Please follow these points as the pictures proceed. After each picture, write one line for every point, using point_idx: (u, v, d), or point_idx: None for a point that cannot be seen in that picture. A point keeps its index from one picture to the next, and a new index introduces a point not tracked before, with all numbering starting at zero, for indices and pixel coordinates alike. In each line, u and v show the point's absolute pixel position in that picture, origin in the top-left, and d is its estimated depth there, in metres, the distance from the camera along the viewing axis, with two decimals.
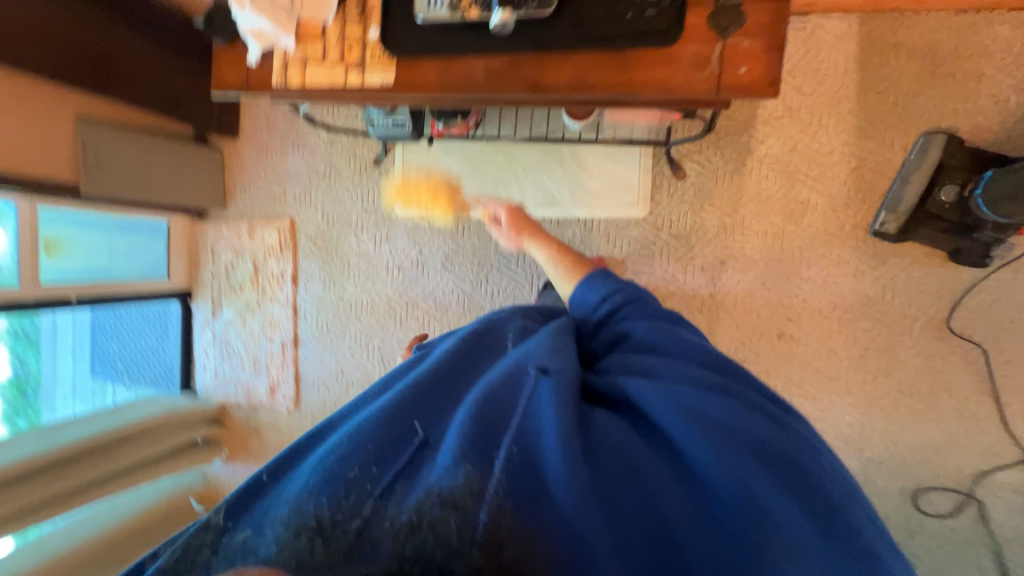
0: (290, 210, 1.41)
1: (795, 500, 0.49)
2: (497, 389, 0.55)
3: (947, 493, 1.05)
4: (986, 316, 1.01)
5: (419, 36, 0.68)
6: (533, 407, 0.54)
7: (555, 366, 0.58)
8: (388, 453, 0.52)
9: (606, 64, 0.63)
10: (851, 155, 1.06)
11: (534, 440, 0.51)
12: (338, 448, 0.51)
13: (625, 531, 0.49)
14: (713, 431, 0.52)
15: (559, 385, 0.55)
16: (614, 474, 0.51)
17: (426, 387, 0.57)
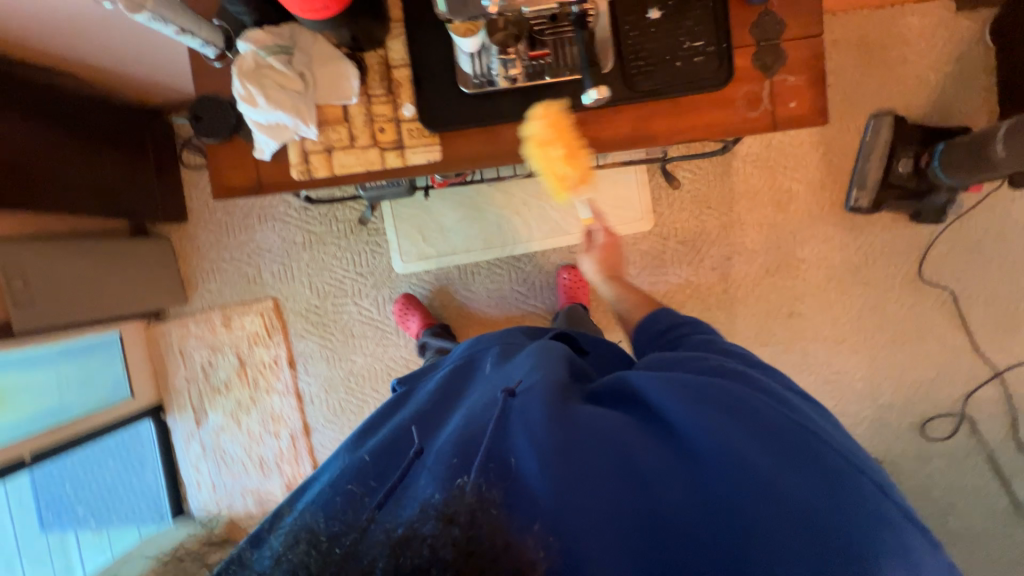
0: (269, 290, 1.26)
1: (782, 460, 0.46)
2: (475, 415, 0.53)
3: (946, 418, 1.22)
4: (946, 262, 1.18)
5: (465, 108, 0.63)
6: (509, 421, 0.51)
7: (533, 377, 0.56)
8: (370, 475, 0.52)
9: (663, 113, 0.63)
10: (818, 143, 1.18)
11: (513, 444, 0.48)
12: (325, 487, 0.52)
13: (615, 517, 0.44)
14: (690, 398, 0.50)
15: (533, 386, 0.54)
16: (608, 459, 0.46)
17: (414, 418, 0.60)
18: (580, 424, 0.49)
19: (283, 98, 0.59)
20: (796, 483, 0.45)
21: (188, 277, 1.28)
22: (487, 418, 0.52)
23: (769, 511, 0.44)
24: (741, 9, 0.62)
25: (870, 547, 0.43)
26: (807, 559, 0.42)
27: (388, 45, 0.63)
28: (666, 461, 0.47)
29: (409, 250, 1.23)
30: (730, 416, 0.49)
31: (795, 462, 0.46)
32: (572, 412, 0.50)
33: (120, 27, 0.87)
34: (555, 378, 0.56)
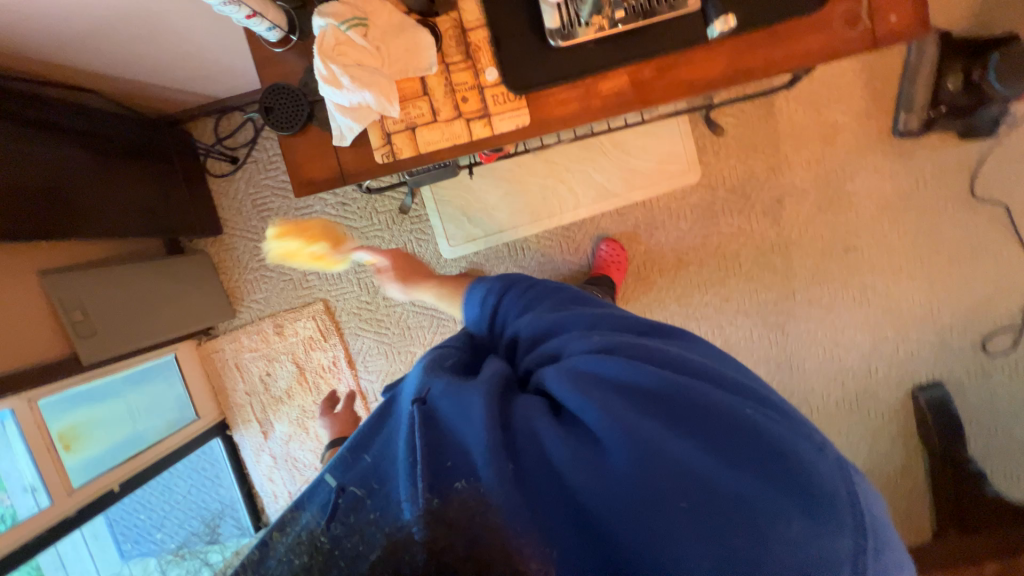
0: (317, 292, 1.24)
1: (691, 437, 0.45)
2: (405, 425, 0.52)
3: (1006, 332, 1.23)
4: (998, 177, 1.17)
5: (552, 64, 0.60)
6: (448, 429, 0.50)
7: (442, 383, 0.55)
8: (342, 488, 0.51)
9: (758, 45, 0.60)
10: (860, 71, 1.15)
11: (465, 451, 0.48)
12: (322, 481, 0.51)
13: (545, 514, 0.45)
14: (599, 393, 0.48)
15: (448, 394, 0.53)
16: (527, 461, 0.47)
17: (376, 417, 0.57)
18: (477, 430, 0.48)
19: (365, 74, 0.56)
20: (699, 462, 0.43)
21: (232, 290, 1.25)
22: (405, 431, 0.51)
23: (679, 489, 0.43)
24: None
25: (789, 513, 0.42)
26: (727, 541, 0.41)
27: (462, 6, 0.60)
28: (566, 456, 0.46)
29: (455, 233, 1.20)
30: (634, 401, 0.48)
31: (700, 435, 0.45)
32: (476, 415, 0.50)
33: (135, 30, 0.82)
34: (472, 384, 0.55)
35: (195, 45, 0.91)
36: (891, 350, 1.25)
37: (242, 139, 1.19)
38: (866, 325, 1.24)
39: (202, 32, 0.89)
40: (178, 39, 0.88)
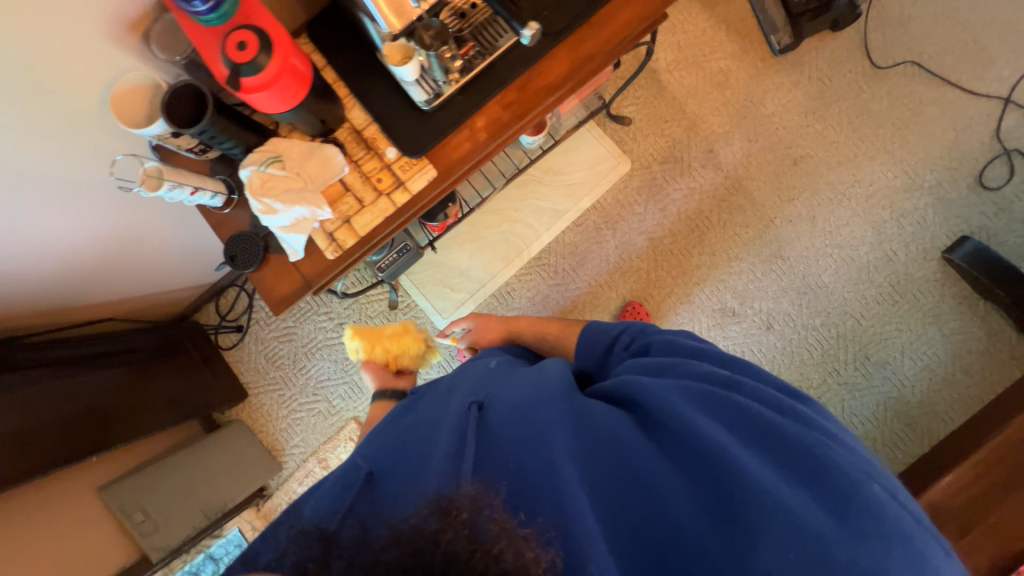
0: (346, 413, 1.29)
1: (803, 481, 0.44)
2: (455, 430, 0.50)
3: (996, 162, 1.20)
4: (890, 43, 1.24)
5: (433, 124, 0.71)
6: (502, 438, 0.49)
7: (517, 397, 0.54)
8: (351, 475, 0.50)
9: (586, 35, 0.71)
10: (717, 23, 1.28)
11: (518, 464, 0.46)
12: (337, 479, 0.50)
13: (618, 527, 0.44)
14: (722, 429, 0.48)
15: (503, 405, 0.53)
16: (612, 473, 0.47)
17: (411, 431, 0.55)
18: (539, 437, 0.48)
19: (292, 195, 0.67)
20: (811, 508, 0.43)
21: (272, 444, 1.30)
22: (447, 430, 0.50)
23: (781, 525, 0.42)
24: None
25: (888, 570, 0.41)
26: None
27: (349, 116, 0.73)
28: (636, 471, 0.47)
29: (444, 305, 1.26)
30: (720, 411, 0.50)
31: (816, 487, 0.44)
32: (552, 424, 0.49)
33: (130, 253, 0.99)
34: (544, 388, 0.55)
35: (182, 248, 1.10)
36: (896, 229, 1.21)
37: (241, 308, 1.33)
38: (857, 218, 1.22)
39: (185, 237, 1.08)
40: (172, 249, 1.07)
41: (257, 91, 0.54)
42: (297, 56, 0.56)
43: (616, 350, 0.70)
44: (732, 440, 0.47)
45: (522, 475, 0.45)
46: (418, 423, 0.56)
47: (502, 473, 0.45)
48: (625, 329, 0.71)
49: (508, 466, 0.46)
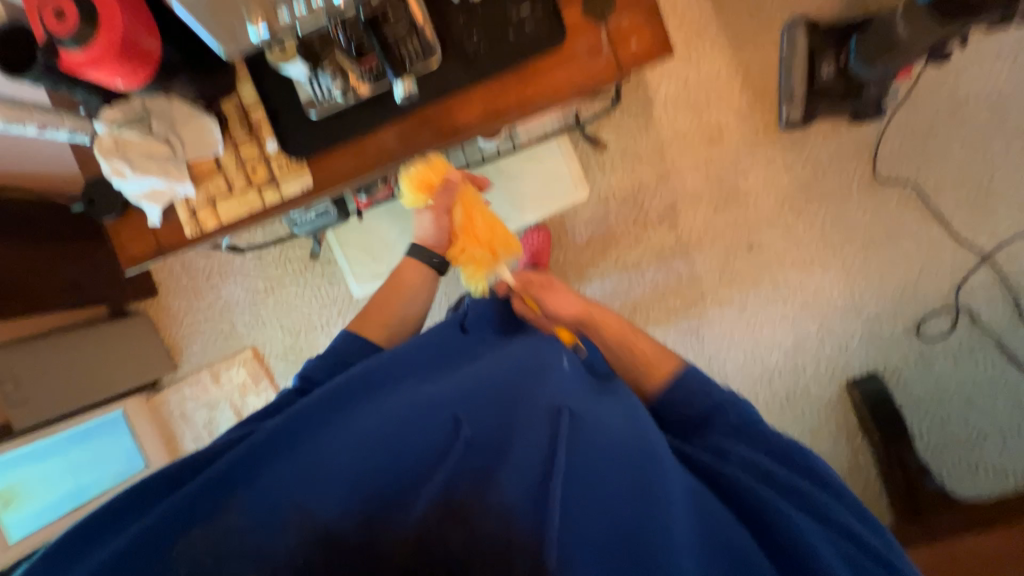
0: (246, 339, 1.33)
1: None
2: (539, 438, 0.54)
3: (941, 315, 1.15)
4: (900, 155, 1.13)
5: (320, 131, 0.65)
6: (588, 466, 0.52)
7: (615, 430, 0.57)
8: (404, 433, 0.54)
9: (510, 86, 0.64)
10: (736, 68, 1.14)
11: (604, 504, 0.50)
12: (388, 432, 0.55)
13: None
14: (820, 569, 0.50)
15: (590, 425, 0.56)
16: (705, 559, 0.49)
17: (482, 406, 0.58)
18: (635, 472, 0.52)
19: (153, 166, 0.63)
20: None
21: (172, 345, 1.36)
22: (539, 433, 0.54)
23: None
24: None
25: None
26: None
27: (239, 89, 0.66)
28: (723, 537, 0.51)
29: (362, 272, 1.25)
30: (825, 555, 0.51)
31: None
32: (646, 467, 0.53)
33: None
34: (642, 436, 0.56)
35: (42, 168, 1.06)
36: (816, 345, 1.19)
37: None
38: (785, 322, 1.19)
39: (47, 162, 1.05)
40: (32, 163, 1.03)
41: (83, 67, 0.49)
42: (125, 22, 0.49)
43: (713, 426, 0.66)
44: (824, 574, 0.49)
45: (608, 517, 0.49)
46: (494, 398, 0.59)
47: (597, 496, 0.50)
48: (728, 401, 0.69)
49: (597, 492, 0.50)
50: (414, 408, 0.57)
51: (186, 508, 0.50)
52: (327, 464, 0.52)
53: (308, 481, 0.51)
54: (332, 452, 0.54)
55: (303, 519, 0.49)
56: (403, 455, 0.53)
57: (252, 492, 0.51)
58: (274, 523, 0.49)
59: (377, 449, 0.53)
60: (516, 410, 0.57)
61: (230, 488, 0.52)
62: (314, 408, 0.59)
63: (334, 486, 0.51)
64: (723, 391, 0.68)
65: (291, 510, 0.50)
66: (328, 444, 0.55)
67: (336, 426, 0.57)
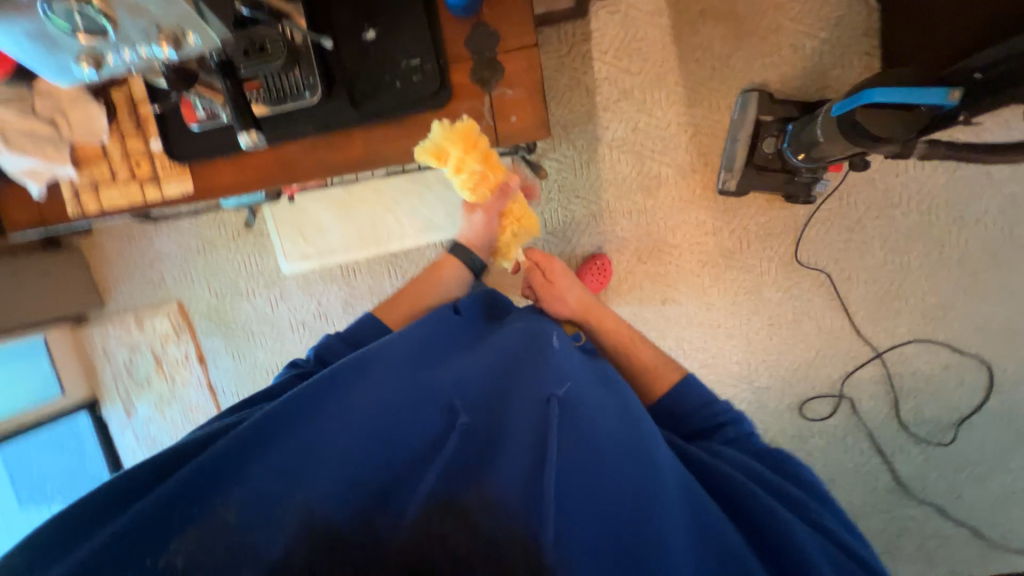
0: (174, 292, 1.36)
1: None
2: (530, 425, 0.55)
3: (825, 399, 1.21)
4: (823, 242, 1.15)
5: (204, 141, 0.66)
6: (580, 457, 0.53)
7: (605, 421, 0.59)
8: (396, 418, 0.56)
9: (393, 133, 0.65)
10: (687, 124, 1.13)
11: (594, 492, 0.51)
12: (384, 415, 0.56)
13: None
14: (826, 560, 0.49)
15: (581, 413, 0.58)
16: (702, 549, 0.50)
17: (474, 390, 0.59)
18: (627, 465, 0.54)
19: (27, 141, 0.63)
20: None
21: (101, 283, 1.38)
22: (531, 426, 0.55)
23: None
24: (455, 22, 0.61)
25: None
26: None
27: (131, 83, 0.66)
28: (719, 540, 0.51)
29: (291, 250, 1.26)
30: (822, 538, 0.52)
31: None
32: (638, 460, 0.54)
33: None
34: (637, 429, 0.58)
35: None
36: None
37: None
38: None
39: None
40: None
41: None
42: None
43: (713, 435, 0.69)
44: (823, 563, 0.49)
45: (603, 510, 0.51)
46: (492, 385, 0.61)
47: (592, 491, 0.51)
48: (729, 420, 0.69)
49: (590, 487, 0.51)
50: (410, 395, 0.58)
51: (176, 496, 0.50)
52: (321, 451, 0.54)
53: (304, 470, 0.52)
54: (328, 436, 0.55)
55: (293, 515, 0.50)
56: (397, 449, 0.54)
57: (237, 481, 0.51)
58: (273, 513, 0.50)
59: (369, 435, 0.55)
60: (510, 400, 0.58)
61: (221, 481, 0.52)
62: (301, 401, 0.57)
63: (326, 477, 0.52)
64: (721, 408, 0.71)
65: (281, 506, 0.50)
66: (324, 431, 0.55)
67: (327, 412, 0.57)
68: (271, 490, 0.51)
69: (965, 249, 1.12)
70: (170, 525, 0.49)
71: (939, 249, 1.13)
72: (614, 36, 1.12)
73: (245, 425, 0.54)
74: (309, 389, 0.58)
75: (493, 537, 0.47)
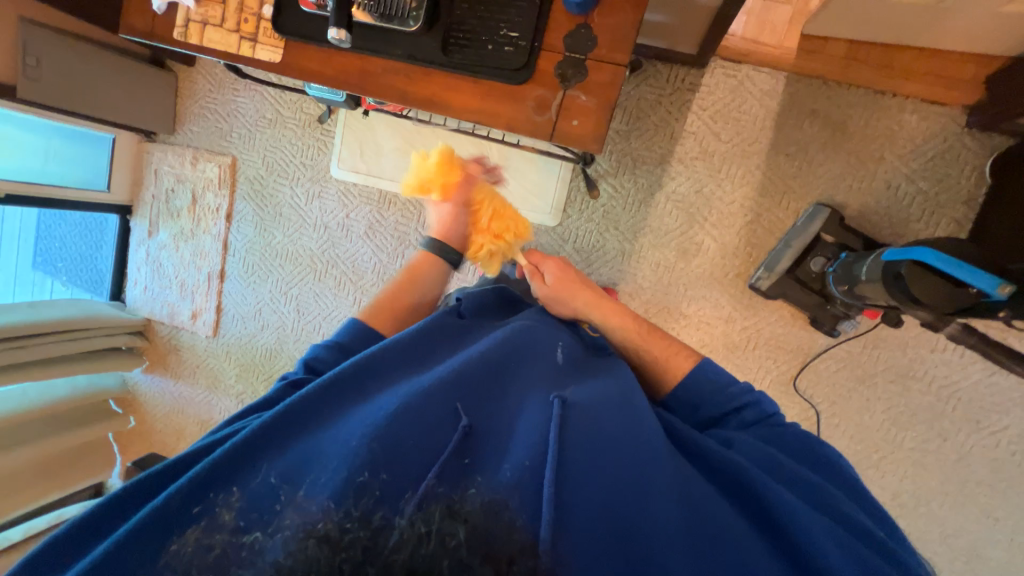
0: (233, 149, 1.45)
1: None
2: (529, 429, 0.63)
3: None
4: (827, 379, 1.12)
5: (306, 24, 0.71)
6: (576, 446, 0.59)
7: (595, 406, 0.66)
8: (399, 405, 0.63)
9: (464, 88, 0.67)
10: (749, 210, 1.12)
11: (593, 465, 0.58)
12: (391, 402, 0.64)
13: (699, 547, 0.54)
14: (820, 528, 0.55)
15: (585, 407, 0.65)
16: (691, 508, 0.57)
17: (470, 392, 0.68)
18: (628, 445, 0.61)
19: None
20: None
21: (180, 113, 1.49)
22: (524, 440, 0.61)
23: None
24: (564, 14, 0.63)
25: None
26: None
27: None
28: (709, 506, 0.58)
29: (346, 158, 1.33)
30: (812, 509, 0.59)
31: None
32: (637, 436, 0.63)
33: None
34: (636, 418, 0.67)
35: None
36: None
37: None
38: None
39: None
40: None
41: None
42: None
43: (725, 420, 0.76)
44: (818, 530, 0.55)
45: (600, 476, 0.57)
46: (489, 400, 0.69)
47: (593, 487, 0.56)
48: (747, 403, 0.76)
49: (589, 462, 0.58)
50: (410, 395, 0.65)
51: (188, 493, 0.55)
52: (322, 451, 0.59)
53: (310, 467, 0.58)
54: (331, 439, 0.61)
55: (295, 510, 0.51)
56: (401, 450, 0.58)
57: (240, 479, 0.57)
58: (280, 513, 0.52)
59: (368, 424, 0.61)
60: (499, 416, 0.67)
61: (232, 471, 0.58)
62: (309, 400, 0.66)
63: (329, 471, 0.55)
64: (737, 392, 0.78)
65: (282, 501, 0.54)
66: (325, 438, 0.62)
67: (333, 414, 0.66)
68: (277, 484, 0.56)
69: (966, 452, 1.06)
70: (174, 527, 0.53)
71: (939, 439, 1.08)
72: (719, 98, 1.11)
73: (249, 431, 0.60)
74: (314, 392, 0.66)
75: (493, 536, 0.46)
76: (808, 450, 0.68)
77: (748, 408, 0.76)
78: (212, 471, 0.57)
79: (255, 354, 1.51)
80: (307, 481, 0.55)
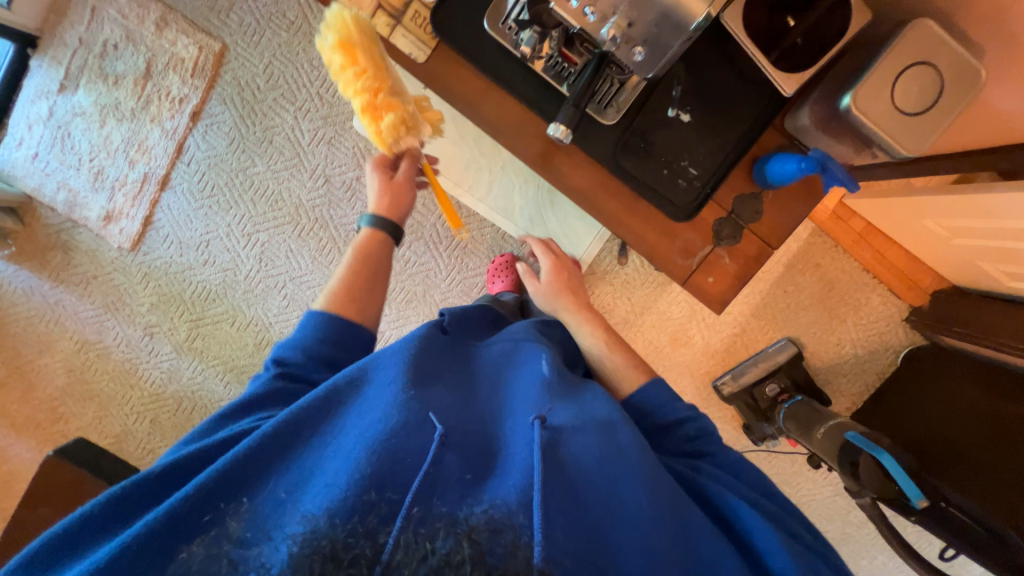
0: (224, 34, 1.13)
1: None
2: (519, 446, 0.53)
3: None
4: None
5: (473, 40, 0.64)
6: (556, 465, 0.52)
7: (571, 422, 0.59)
8: (393, 415, 0.53)
9: (618, 196, 0.68)
10: (738, 323, 1.27)
11: (570, 483, 0.52)
12: (382, 413, 0.54)
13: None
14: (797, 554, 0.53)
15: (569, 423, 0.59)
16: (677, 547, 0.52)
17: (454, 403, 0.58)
18: (612, 470, 0.55)
19: None
20: None
21: None
22: (518, 461, 0.51)
23: None
24: (744, 181, 0.67)
25: None
26: None
27: None
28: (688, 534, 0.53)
29: None
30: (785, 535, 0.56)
31: None
32: (609, 450, 0.58)
33: None
34: (612, 435, 0.60)
35: None
36: None
37: None
38: None
39: None
40: None
41: None
42: None
43: (675, 435, 0.73)
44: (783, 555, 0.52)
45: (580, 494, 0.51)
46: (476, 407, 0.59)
47: (573, 507, 0.50)
48: (690, 418, 0.73)
49: (572, 493, 0.51)
50: (398, 404, 0.55)
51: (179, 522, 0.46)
52: (307, 471, 0.51)
53: (307, 494, 0.48)
54: (312, 458, 0.53)
55: (301, 524, 0.44)
56: (372, 454, 0.49)
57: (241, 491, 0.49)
58: (285, 529, 0.45)
59: (356, 439, 0.52)
60: (493, 434, 0.58)
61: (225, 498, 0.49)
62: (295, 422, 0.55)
63: (325, 484, 0.48)
64: (682, 408, 0.75)
65: (284, 515, 0.47)
66: (312, 460, 0.52)
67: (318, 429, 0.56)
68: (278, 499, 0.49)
69: None
70: (175, 539, 0.46)
71: None
72: None
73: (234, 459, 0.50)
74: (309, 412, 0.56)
75: (494, 558, 0.41)
76: (753, 475, 0.67)
77: (691, 420, 0.73)
78: (195, 507, 0.47)
79: (185, 290, 1.25)
80: (301, 503, 0.47)
